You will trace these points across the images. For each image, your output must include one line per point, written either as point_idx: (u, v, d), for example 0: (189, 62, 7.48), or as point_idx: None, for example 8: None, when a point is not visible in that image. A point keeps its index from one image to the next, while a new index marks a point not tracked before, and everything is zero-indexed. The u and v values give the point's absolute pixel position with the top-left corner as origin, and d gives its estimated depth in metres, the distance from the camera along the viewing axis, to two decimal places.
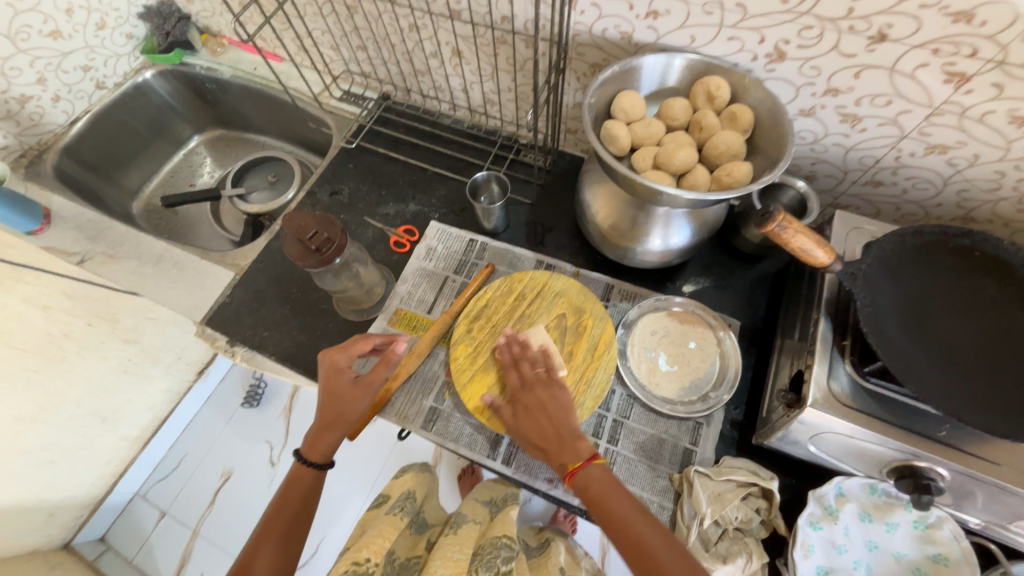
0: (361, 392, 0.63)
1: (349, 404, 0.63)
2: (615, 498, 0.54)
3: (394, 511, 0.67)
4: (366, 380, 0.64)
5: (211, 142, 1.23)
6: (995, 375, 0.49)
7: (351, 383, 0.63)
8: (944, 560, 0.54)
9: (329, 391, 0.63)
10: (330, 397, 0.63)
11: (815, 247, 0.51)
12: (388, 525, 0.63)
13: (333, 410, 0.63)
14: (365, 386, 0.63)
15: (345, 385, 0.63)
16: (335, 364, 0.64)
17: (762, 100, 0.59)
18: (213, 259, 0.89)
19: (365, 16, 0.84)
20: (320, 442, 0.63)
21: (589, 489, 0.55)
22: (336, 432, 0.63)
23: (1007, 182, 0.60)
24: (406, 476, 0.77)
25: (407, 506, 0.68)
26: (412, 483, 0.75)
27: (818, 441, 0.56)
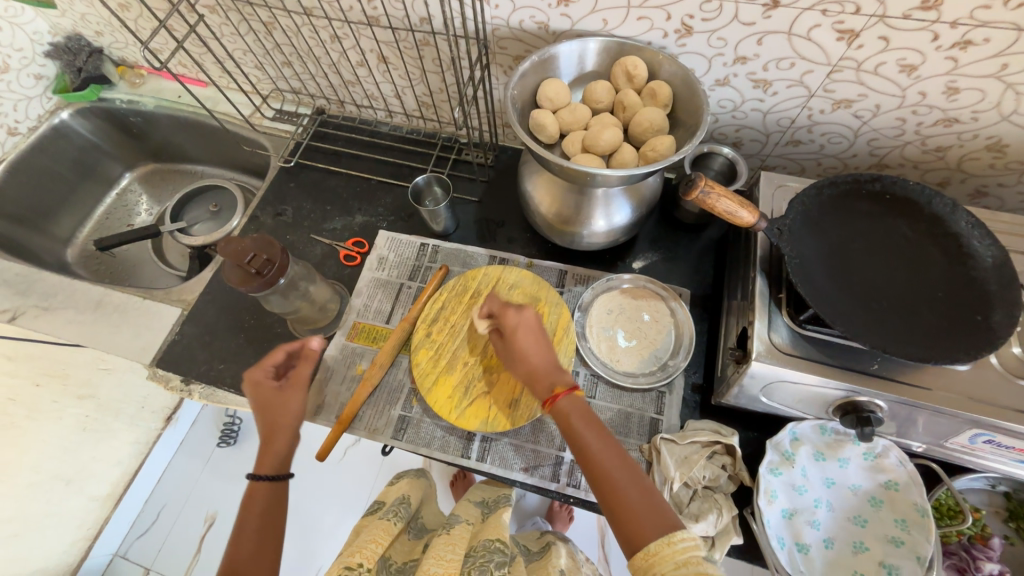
0: (292, 393, 0.59)
1: (288, 405, 0.58)
2: (596, 432, 0.50)
3: (388, 515, 0.65)
4: (292, 379, 0.60)
5: (145, 178, 1.18)
6: (913, 307, 0.53)
7: (278, 388, 0.59)
8: (895, 485, 0.57)
9: (260, 404, 0.58)
10: (264, 410, 0.58)
11: (738, 209, 0.53)
12: (380, 530, 0.61)
13: (276, 418, 0.57)
14: (295, 382, 0.60)
15: (272, 391, 0.58)
16: (253, 381, 0.60)
17: (677, 74, 0.61)
18: (158, 297, 0.86)
19: (284, 31, 0.83)
20: (270, 452, 0.55)
21: (569, 419, 0.52)
22: (286, 435, 0.56)
23: (909, 127, 0.64)
24: (401, 482, 0.76)
25: (402, 510, 0.67)
26: (407, 487, 0.73)
27: (768, 392, 0.59)
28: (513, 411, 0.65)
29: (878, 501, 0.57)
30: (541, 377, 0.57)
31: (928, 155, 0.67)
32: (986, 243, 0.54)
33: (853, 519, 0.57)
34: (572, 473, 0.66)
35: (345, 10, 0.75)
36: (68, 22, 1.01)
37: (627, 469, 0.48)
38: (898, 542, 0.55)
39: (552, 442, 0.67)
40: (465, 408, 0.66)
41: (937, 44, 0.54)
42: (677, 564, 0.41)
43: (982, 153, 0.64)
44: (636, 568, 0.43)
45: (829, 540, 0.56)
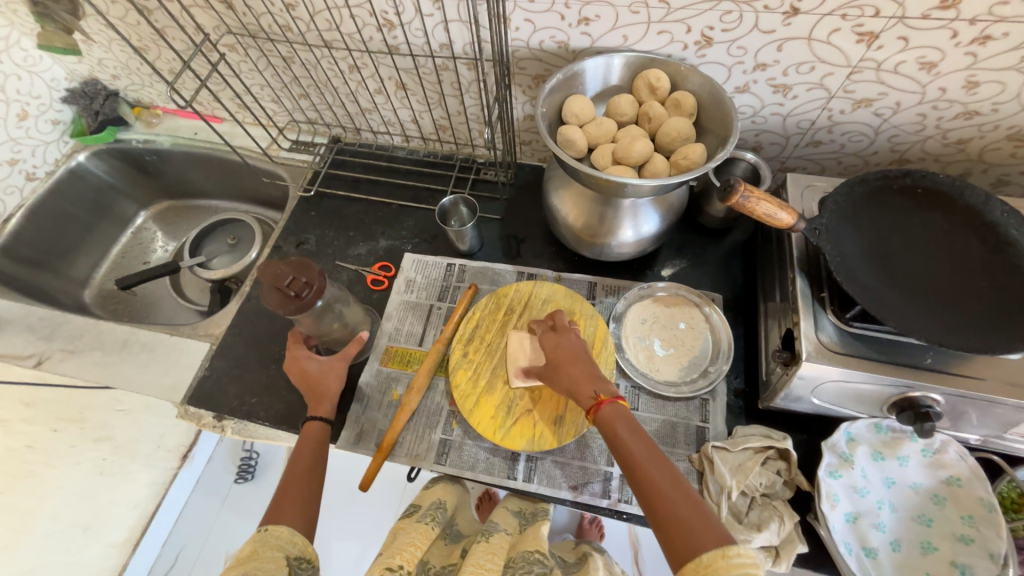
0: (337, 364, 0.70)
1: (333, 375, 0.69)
2: (642, 444, 0.49)
3: (425, 518, 0.63)
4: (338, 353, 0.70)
5: (159, 215, 1.18)
6: (961, 299, 0.53)
7: (324, 360, 0.70)
8: (957, 481, 0.56)
9: (310, 372, 0.69)
10: (312, 376, 0.68)
11: (778, 210, 0.53)
12: (419, 534, 0.60)
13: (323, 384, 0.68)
14: (339, 356, 0.70)
15: (318, 363, 0.69)
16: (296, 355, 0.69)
17: (701, 84, 0.63)
18: (185, 333, 0.85)
19: (303, 64, 0.84)
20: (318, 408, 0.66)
21: (612, 425, 0.51)
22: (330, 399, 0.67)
23: (929, 122, 0.66)
24: (438, 487, 0.70)
25: (439, 515, 0.64)
26: (442, 491, 0.68)
27: (819, 392, 0.58)
28: (558, 428, 0.64)
29: (941, 499, 0.56)
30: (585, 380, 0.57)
31: (949, 148, 0.68)
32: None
33: (918, 519, 0.56)
34: (623, 489, 0.64)
35: (365, 40, 0.76)
36: (85, 68, 1.02)
37: (676, 485, 0.46)
38: (967, 540, 0.53)
39: (600, 457, 0.66)
40: (509, 428, 0.65)
41: (956, 41, 0.55)
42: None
43: (1004, 143, 0.66)
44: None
45: (896, 542, 0.55)
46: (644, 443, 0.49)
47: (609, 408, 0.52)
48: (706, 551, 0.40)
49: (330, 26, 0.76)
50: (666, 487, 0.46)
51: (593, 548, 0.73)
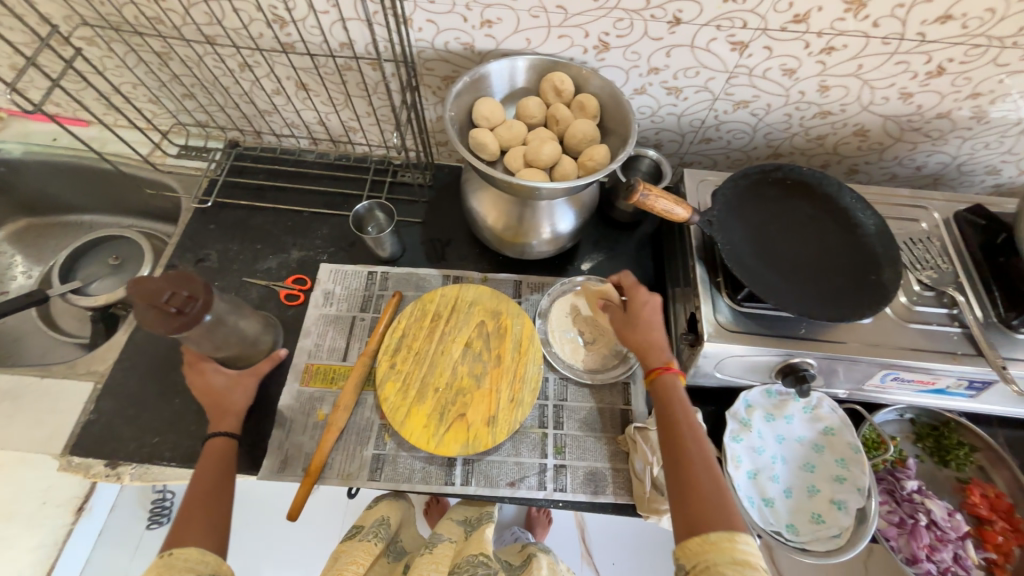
0: (247, 380, 0.67)
1: (241, 391, 0.65)
2: (687, 421, 0.55)
3: (367, 535, 0.62)
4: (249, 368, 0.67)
5: (17, 236, 1.01)
6: (825, 275, 0.62)
7: (234, 376, 0.66)
8: (832, 430, 0.65)
9: (215, 390, 0.64)
10: (220, 393, 0.64)
11: (674, 206, 0.58)
12: (360, 552, 0.59)
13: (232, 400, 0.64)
14: (251, 374, 0.67)
15: (225, 377, 0.65)
16: (198, 367, 0.65)
17: (602, 87, 0.66)
18: (60, 373, 0.74)
19: (183, 61, 0.76)
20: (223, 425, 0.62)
21: (666, 395, 0.57)
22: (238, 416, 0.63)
23: (795, 121, 0.75)
24: (381, 505, 0.70)
25: (382, 531, 0.63)
26: (386, 508, 0.68)
27: (720, 367, 0.65)
28: (491, 429, 0.65)
29: (821, 447, 0.65)
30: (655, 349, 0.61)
31: (812, 143, 0.79)
32: (868, 213, 0.65)
33: (804, 467, 0.65)
34: (557, 478, 0.66)
35: (254, 37, 0.70)
36: None
37: (705, 465, 0.51)
38: (842, 479, 0.63)
39: (534, 451, 0.68)
40: (442, 434, 0.64)
41: (809, 51, 0.63)
42: (732, 558, 0.44)
43: (851, 138, 0.77)
44: (685, 549, 0.46)
45: (788, 490, 0.63)
46: (687, 419, 0.55)
47: (670, 377, 0.58)
48: (715, 532, 0.46)
49: (210, 20, 0.69)
50: (696, 462, 0.51)
51: (540, 550, 0.73)
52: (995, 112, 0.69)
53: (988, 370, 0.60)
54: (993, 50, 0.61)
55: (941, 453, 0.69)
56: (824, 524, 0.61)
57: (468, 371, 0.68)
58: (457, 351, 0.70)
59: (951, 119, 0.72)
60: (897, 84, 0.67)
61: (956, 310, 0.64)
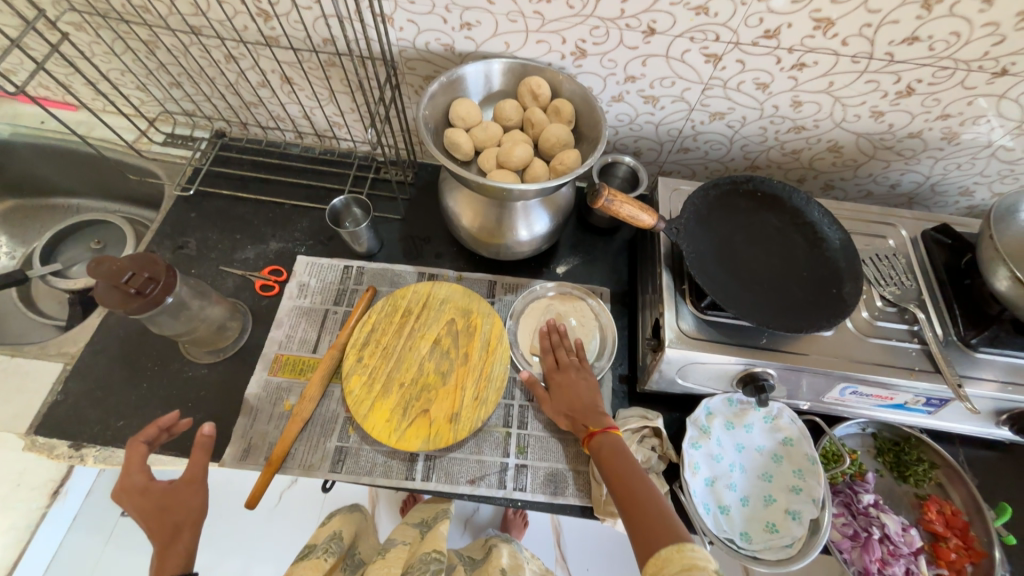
0: (190, 490, 0.52)
1: (183, 506, 0.51)
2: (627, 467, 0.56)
3: (318, 552, 0.62)
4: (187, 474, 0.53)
5: (2, 217, 1.02)
6: (786, 286, 0.63)
7: (167, 490, 0.51)
8: (790, 441, 0.66)
9: (148, 513, 0.50)
10: (154, 513, 0.50)
11: (640, 213, 0.59)
12: (308, 566, 0.59)
13: (170, 517, 0.51)
14: (188, 481, 0.53)
15: (161, 492, 0.51)
16: (129, 488, 0.50)
17: (577, 92, 0.67)
18: (32, 353, 0.74)
19: (169, 50, 0.77)
20: (169, 557, 0.49)
21: (604, 453, 0.58)
22: (189, 532, 0.51)
23: (770, 135, 0.76)
24: (333, 520, 0.71)
25: (333, 546, 0.64)
26: (338, 523, 0.69)
27: (682, 374, 0.65)
28: (454, 425, 0.65)
29: (779, 457, 0.66)
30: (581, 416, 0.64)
31: (788, 157, 0.80)
32: (833, 228, 0.66)
33: (762, 476, 0.65)
34: (518, 477, 0.67)
35: (238, 30, 0.71)
36: None
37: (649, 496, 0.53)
38: (798, 490, 0.63)
39: (496, 450, 0.69)
40: (405, 429, 0.65)
41: (781, 66, 0.64)
42: (681, 567, 0.44)
43: (826, 154, 0.78)
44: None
45: (745, 498, 0.64)
46: (630, 467, 0.56)
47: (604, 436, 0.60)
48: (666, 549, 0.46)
49: (196, 11, 0.70)
50: (638, 494, 0.53)
51: (501, 539, 0.75)
52: (967, 134, 0.70)
53: (944, 387, 0.60)
54: (961, 72, 0.62)
55: (900, 469, 0.69)
56: (779, 533, 0.61)
57: (434, 368, 0.69)
58: (425, 347, 0.71)
59: (923, 139, 0.73)
60: (868, 101, 0.68)
61: (917, 326, 0.65)
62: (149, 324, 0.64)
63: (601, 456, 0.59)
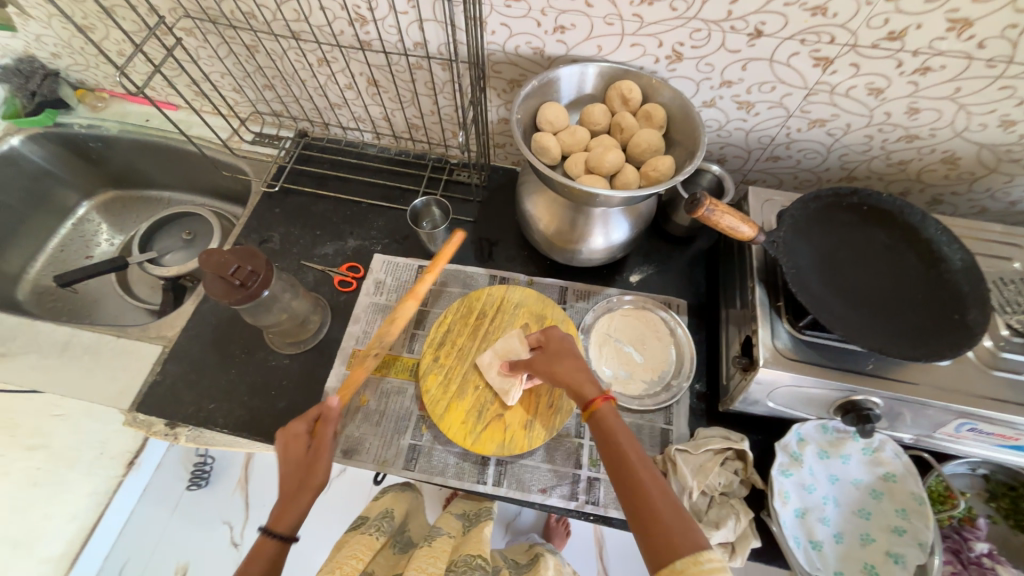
0: (316, 457, 0.58)
1: (297, 473, 0.57)
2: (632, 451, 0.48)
3: (370, 528, 0.60)
4: (317, 445, 0.58)
5: (105, 206, 1.11)
6: (896, 308, 0.58)
7: (306, 447, 0.59)
8: (893, 477, 0.61)
9: (289, 462, 0.58)
10: (290, 466, 0.58)
11: (740, 223, 0.56)
12: (362, 545, 0.57)
13: (296, 476, 0.57)
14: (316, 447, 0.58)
15: (299, 452, 0.58)
16: (290, 432, 0.60)
17: (672, 98, 0.65)
18: (134, 335, 0.80)
19: (268, 54, 0.81)
20: (285, 513, 0.54)
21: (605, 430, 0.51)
22: (307, 497, 0.55)
23: (875, 144, 0.71)
24: (386, 496, 0.68)
25: (384, 524, 0.61)
26: (390, 501, 0.67)
27: (773, 396, 0.62)
28: (528, 432, 0.64)
29: (879, 493, 0.61)
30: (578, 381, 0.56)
31: (892, 168, 0.74)
32: (954, 247, 0.60)
33: (858, 513, 0.60)
34: (591, 490, 0.65)
35: (335, 34, 0.74)
36: (19, 44, 0.94)
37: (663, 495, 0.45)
38: (900, 531, 0.58)
39: (568, 460, 0.67)
40: (479, 433, 0.65)
41: (901, 70, 0.59)
42: None
43: (938, 165, 0.71)
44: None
45: (839, 534, 0.59)
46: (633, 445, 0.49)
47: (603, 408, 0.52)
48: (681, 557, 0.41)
49: (298, 17, 0.73)
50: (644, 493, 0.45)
51: (546, 549, 0.71)
52: None
53: None
54: None
55: (1018, 518, 0.62)
56: None
57: None
58: (513, 337, 0.69)
59: None
60: (998, 110, 0.61)
61: None
62: (245, 315, 0.68)
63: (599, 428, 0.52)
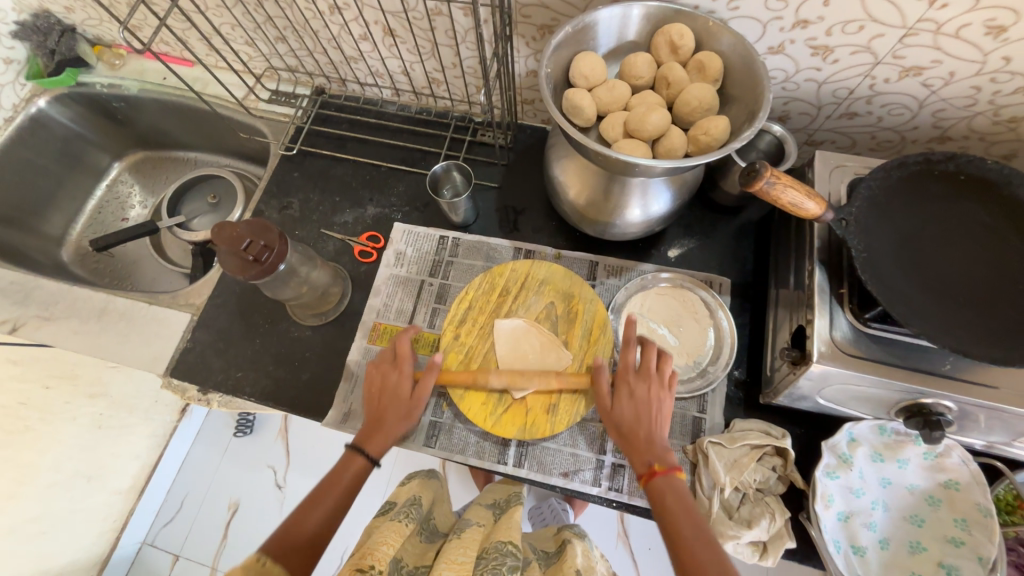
0: (414, 403, 0.61)
1: (398, 408, 0.60)
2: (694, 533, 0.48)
3: (399, 514, 0.57)
4: (418, 392, 0.61)
5: (135, 168, 1.11)
6: (990, 302, 0.49)
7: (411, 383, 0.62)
8: (956, 485, 0.55)
9: (377, 387, 0.62)
10: (384, 391, 0.61)
11: (805, 199, 0.48)
12: (391, 531, 0.53)
13: (390, 402, 0.61)
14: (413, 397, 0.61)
15: (400, 375, 0.62)
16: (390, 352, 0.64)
17: (732, 43, 0.54)
18: (164, 301, 0.81)
19: (276, 1, 0.74)
20: (377, 434, 0.59)
21: (664, 501, 0.50)
22: (393, 421, 0.60)
23: (983, 97, 0.58)
24: (412, 482, 0.66)
25: (413, 511, 0.58)
26: (417, 487, 0.64)
27: (825, 392, 0.56)
28: (551, 416, 0.62)
29: (936, 501, 0.56)
30: (638, 447, 0.54)
31: (999, 127, 0.61)
32: None
33: (910, 519, 0.56)
34: (615, 477, 0.63)
35: None
36: None
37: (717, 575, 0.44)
38: (958, 542, 0.53)
39: (592, 444, 0.65)
40: (500, 415, 0.63)
41: None
42: None
43: None
44: None
45: (885, 540, 0.55)
46: (695, 528, 0.48)
47: (664, 480, 0.51)
48: None
49: None
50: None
51: (574, 533, 0.61)
52: None
53: None
54: None
55: None
56: None
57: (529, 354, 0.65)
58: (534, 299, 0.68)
59: None
60: None
61: None
62: (264, 288, 0.67)
63: (661, 499, 0.51)
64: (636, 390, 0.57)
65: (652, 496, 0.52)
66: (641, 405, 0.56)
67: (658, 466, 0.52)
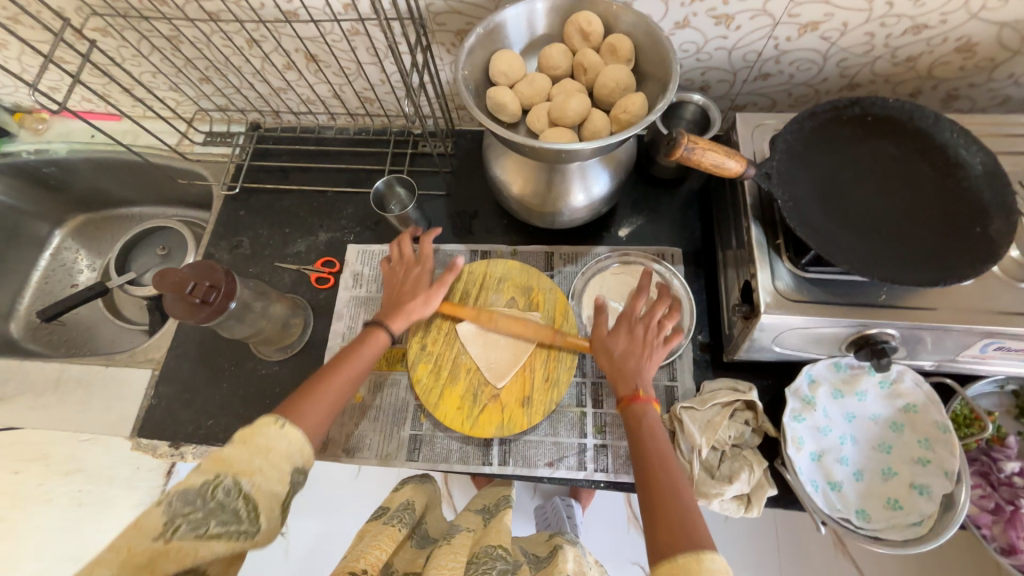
0: (434, 289, 0.64)
1: (416, 297, 0.63)
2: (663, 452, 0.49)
3: (392, 520, 0.55)
4: (439, 281, 0.64)
5: (77, 232, 1.07)
6: (911, 230, 0.52)
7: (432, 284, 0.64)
8: (914, 408, 0.58)
9: (398, 278, 0.65)
10: (405, 283, 0.64)
11: (725, 158, 0.49)
12: (385, 536, 0.52)
13: (408, 294, 0.63)
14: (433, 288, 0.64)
15: (420, 272, 0.65)
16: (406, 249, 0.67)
17: (636, 23, 0.57)
18: (123, 361, 0.79)
19: (192, 43, 0.74)
20: (397, 309, 0.62)
21: (638, 426, 0.52)
22: (409, 304, 0.62)
23: (878, 42, 0.62)
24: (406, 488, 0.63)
25: (407, 515, 0.56)
26: (410, 491, 0.61)
27: (780, 340, 0.58)
28: (526, 409, 0.62)
29: (899, 426, 0.58)
30: (623, 369, 0.56)
31: (899, 68, 0.65)
32: (973, 150, 0.53)
33: (878, 448, 0.58)
34: (598, 458, 0.64)
35: (256, 9, 0.67)
36: None
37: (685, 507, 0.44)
38: (924, 462, 0.56)
39: (572, 430, 0.66)
40: (477, 416, 0.63)
41: None
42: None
43: (952, 56, 0.62)
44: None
45: (859, 472, 0.57)
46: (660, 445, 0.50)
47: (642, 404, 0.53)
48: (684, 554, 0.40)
49: None
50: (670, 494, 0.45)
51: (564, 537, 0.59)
52: None
53: None
54: None
55: None
56: (902, 510, 0.55)
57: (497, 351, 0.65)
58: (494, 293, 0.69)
59: None
60: None
61: None
62: (220, 329, 0.66)
63: (636, 418, 0.52)
64: (634, 326, 0.58)
65: (629, 419, 0.53)
66: (633, 328, 0.58)
67: (639, 391, 0.54)
